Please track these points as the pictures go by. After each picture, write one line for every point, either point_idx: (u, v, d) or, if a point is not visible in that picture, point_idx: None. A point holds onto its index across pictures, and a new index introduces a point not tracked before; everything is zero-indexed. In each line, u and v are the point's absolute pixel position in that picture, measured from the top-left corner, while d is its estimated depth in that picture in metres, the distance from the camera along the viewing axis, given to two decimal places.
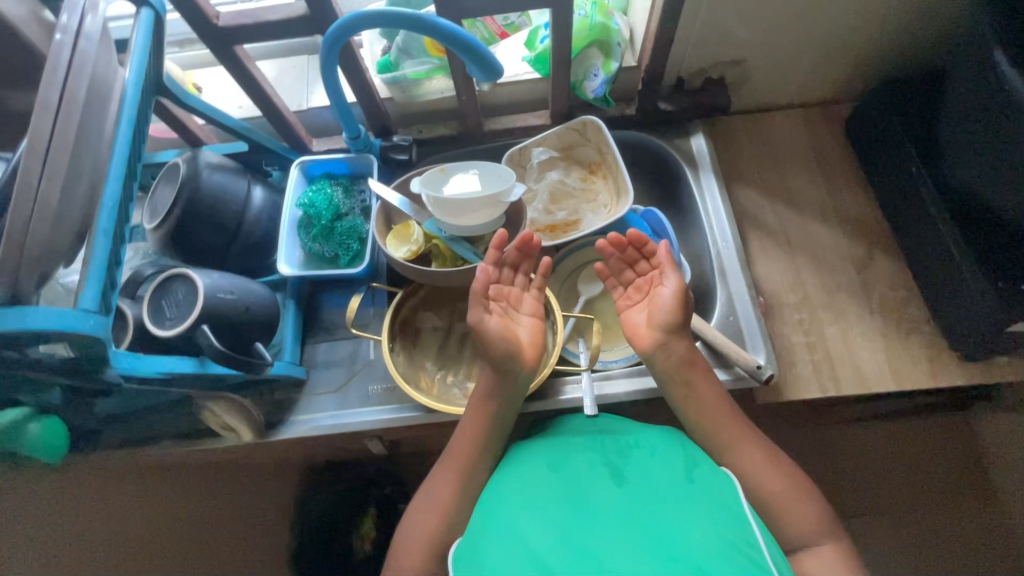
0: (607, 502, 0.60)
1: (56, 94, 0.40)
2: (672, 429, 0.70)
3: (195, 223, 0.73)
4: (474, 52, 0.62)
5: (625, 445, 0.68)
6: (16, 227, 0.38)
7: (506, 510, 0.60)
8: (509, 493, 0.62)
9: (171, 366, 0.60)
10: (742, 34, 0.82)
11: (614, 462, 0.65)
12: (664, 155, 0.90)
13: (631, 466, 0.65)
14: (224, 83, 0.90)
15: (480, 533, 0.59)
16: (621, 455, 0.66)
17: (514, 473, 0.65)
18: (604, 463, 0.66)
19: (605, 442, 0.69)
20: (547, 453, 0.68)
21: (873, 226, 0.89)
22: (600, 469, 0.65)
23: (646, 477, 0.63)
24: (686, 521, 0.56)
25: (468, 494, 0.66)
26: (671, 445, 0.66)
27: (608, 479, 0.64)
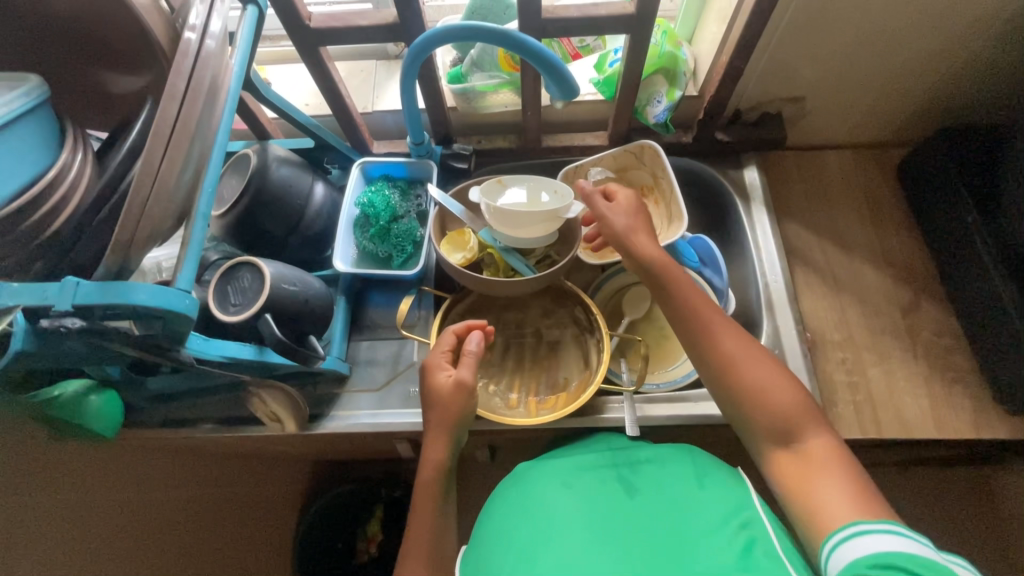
0: (620, 516, 0.62)
1: (184, 83, 0.42)
2: (687, 446, 0.69)
3: (261, 214, 0.75)
4: (554, 70, 0.64)
5: (636, 458, 0.68)
6: (136, 206, 0.40)
7: (517, 525, 0.62)
8: (527, 505, 0.64)
9: (234, 350, 0.61)
10: (806, 73, 0.83)
11: (624, 474, 0.66)
12: (716, 185, 0.91)
13: (641, 481, 0.66)
14: (297, 81, 0.93)
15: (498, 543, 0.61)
16: (632, 468, 0.67)
17: (531, 486, 0.67)
18: (615, 477, 0.66)
19: (614, 454, 0.69)
20: (557, 468, 0.68)
21: (920, 272, 0.89)
22: (611, 481, 0.66)
23: (659, 491, 0.64)
24: (705, 533, 0.57)
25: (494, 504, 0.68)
26: (681, 459, 0.67)
27: (619, 492, 0.65)
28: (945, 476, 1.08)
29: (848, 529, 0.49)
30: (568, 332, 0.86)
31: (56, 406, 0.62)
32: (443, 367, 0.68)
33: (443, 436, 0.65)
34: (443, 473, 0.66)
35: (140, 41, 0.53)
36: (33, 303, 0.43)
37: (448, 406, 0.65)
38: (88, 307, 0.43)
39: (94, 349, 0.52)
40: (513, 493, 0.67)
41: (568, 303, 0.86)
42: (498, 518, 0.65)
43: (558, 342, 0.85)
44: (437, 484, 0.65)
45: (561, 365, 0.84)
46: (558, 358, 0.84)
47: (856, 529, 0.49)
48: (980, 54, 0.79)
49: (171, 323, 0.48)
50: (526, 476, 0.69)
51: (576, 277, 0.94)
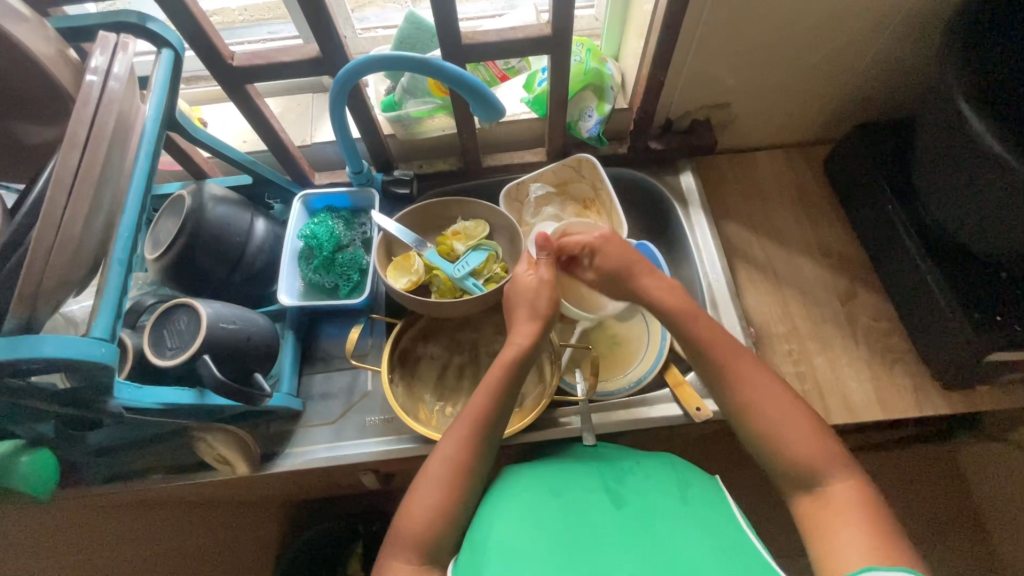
0: (607, 523, 0.60)
1: (85, 131, 0.42)
2: (675, 459, 0.70)
3: (198, 254, 0.74)
4: (479, 95, 0.65)
5: (622, 471, 0.68)
6: (38, 256, 0.40)
7: (506, 522, 0.60)
8: (510, 508, 0.62)
9: (170, 396, 0.59)
10: (726, 80, 0.87)
11: (612, 487, 0.66)
12: (654, 192, 0.94)
13: (627, 491, 0.65)
14: (232, 118, 0.93)
15: (484, 544, 0.58)
16: (618, 481, 0.67)
17: (515, 491, 0.64)
18: (603, 487, 0.66)
19: (602, 469, 0.69)
20: (542, 478, 0.67)
21: (854, 261, 0.93)
22: (597, 492, 0.65)
23: (644, 500, 0.63)
24: (686, 544, 0.56)
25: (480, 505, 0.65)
26: (665, 472, 0.67)
27: (606, 502, 0.63)
28: (912, 453, 1.10)
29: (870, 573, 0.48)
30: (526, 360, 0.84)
31: None
32: (529, 273, 0.71)
33: (528, 327, 0.67)
34: (523, 358, 0.66)
35: (47, 89, 0.52)
36: None
37: (537, 295, 0.69)
38: None
39: (11, 406, 0.50)
40: (495, 494, 0.65)
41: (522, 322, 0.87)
42: (486, 518, 0.61)
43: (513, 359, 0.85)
44: (511, 372, 0.66)
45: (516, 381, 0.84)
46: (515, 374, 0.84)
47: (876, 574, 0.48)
48: (882, 54, 0.84)
49: (91, 373, 0.46)
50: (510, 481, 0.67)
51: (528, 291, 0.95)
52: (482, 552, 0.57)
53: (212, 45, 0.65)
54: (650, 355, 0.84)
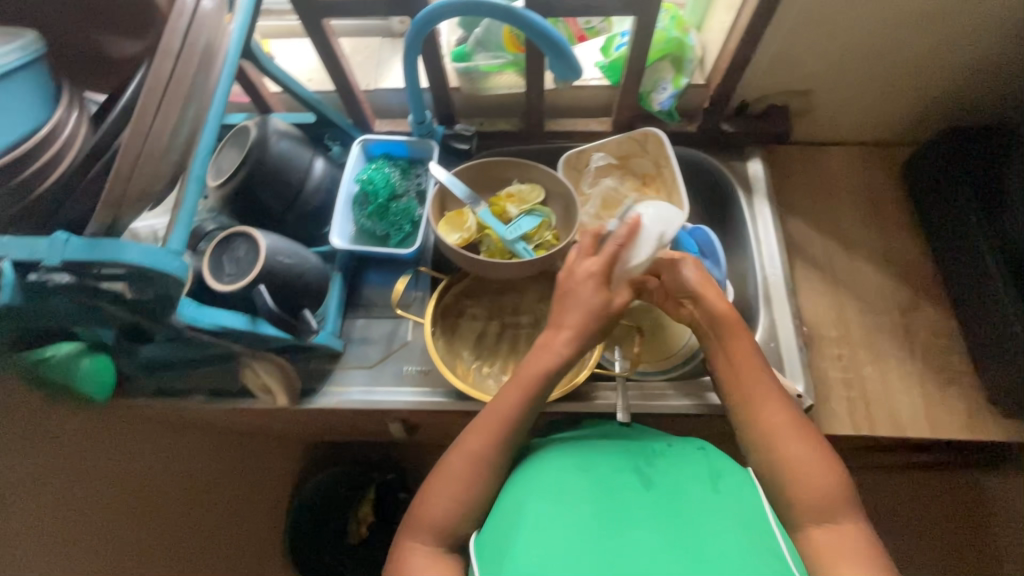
0: (634, 502, 0.60)
1: (179, 42, 0.42)
2: (708, 444, 0.69)
3: (259, 186, 0.75)
4: (558, 52, 0.63)
5: (651, 451, 0.67)
6: (127, 163, 0.40)
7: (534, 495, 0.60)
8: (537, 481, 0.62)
9: (226, 320, 0.61)
10: (813, 65, 0.83)
11: (641, 467, 0.65)
12: (718, 176, 0.91)
13: (656, 472, 0.64)
14: (300, 54, 0.93)
15: (511, 518, 0.59)
16: (647, 460, 0.66)
17: (543, 462, 0.65)
18: (631, 465, 0.65)
19: (632, 446, 0.68)
20: (570, 449, 0.67)
21: (921, 271, 0.89)
22: (626, 470, 0.64)
23: (673, 484, 0.62)
24: (715, 535, 0.55)
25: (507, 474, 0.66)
26: (696, 456, 0.66)
27: (634, 481, 0.63)
28: (940, 477, 1.08)
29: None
30: None
31: (47, 366, 0.63)
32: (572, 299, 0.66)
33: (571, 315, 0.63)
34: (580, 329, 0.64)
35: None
36: (23, 259, 0.42)
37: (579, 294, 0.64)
38: (79, 264, 0.43)
39: (82, 310, 0.51)
40: (524, 464, 0.66)
41: None
42: (515, 491, 0.62)
43: None
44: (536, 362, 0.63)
45: None
46: None
47: None
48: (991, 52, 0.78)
49: (162, 286, 0.48)
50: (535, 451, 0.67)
51: None
52: (509, 526, 0.58)
53: None
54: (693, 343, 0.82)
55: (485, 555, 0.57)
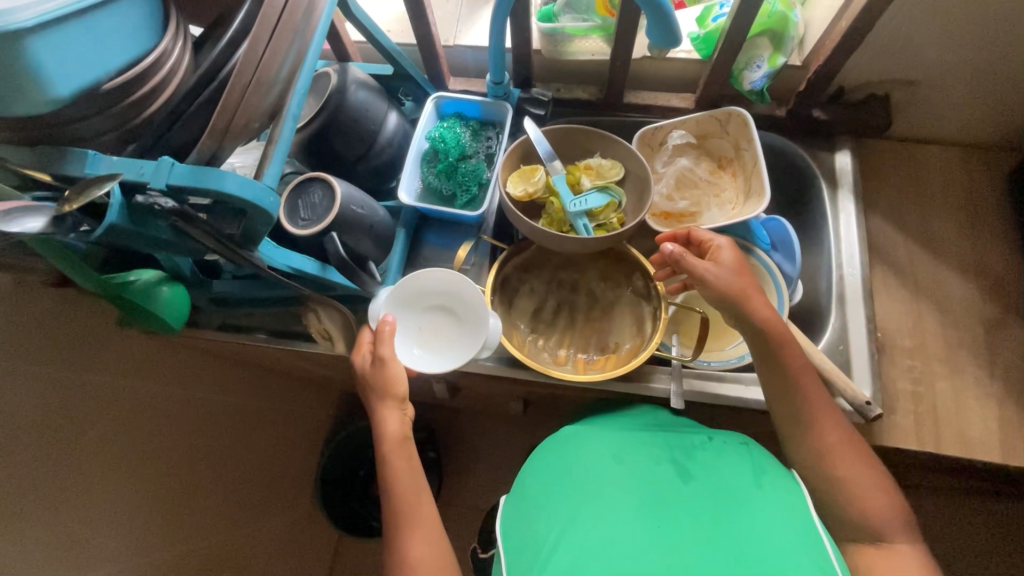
0: (670, 496, 0.59)
1: None
2: (753, 443, 0.66)
3: (335, 135, 0.75)
4: (660, 14, 0.59)
5: (692, 444, 0.66)
6: (236, 91, 0.41)
7: (560, 490, 0.61)
8: (567, 474, 0.62)
9: (300, 263, 0.62)
10: (927, 52, 0.76)
11: (679, 458, 0.64)
12: (801, 167, 0.86)
13: (697, 465, 0.63)
14: (382, 3, 0.92)
15: (538, 511, 0.61)
16: (687, 453, 0.64)
17: (575, 453, 0.65)
18: (669, 457, 0.64)
19: (670, 438, 0.67)
20: (605, 438, 0.66)
21: (1013, 288, 0.82)
22: (664, 463, 0.63)
23: (715, 479, 0.61)
24: (761, 530, 0.54)
25: (535, 462, 0.67)
26: (742, 453, 0.64)
27: (673, 475, 0.62)
28: (991, 506, 1.03)
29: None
30: (623, 298, 0.83)
31: (128, 293, 0.64)
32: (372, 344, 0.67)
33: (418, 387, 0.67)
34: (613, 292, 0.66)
35: None
36: (132, 179, 0.43)
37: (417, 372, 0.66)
38: (179, 190, 0.43)
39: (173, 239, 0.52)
40: (557, 453, 0.66)
41: (626, 268, 0.83)
42: (543, 483, 0.63)
43: (612, 306, 0.83)
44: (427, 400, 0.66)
45: (612, 329, 0.82)
46: (611, 321, 0.83)
47: None
48: None
49: (252, 220, 0.48)
50: (566, 439, 0.67)
51: (637, 244, 0.91)
52: (538, 519, 0.60)
53: None
54: None
55: (514, 548, 0.60)
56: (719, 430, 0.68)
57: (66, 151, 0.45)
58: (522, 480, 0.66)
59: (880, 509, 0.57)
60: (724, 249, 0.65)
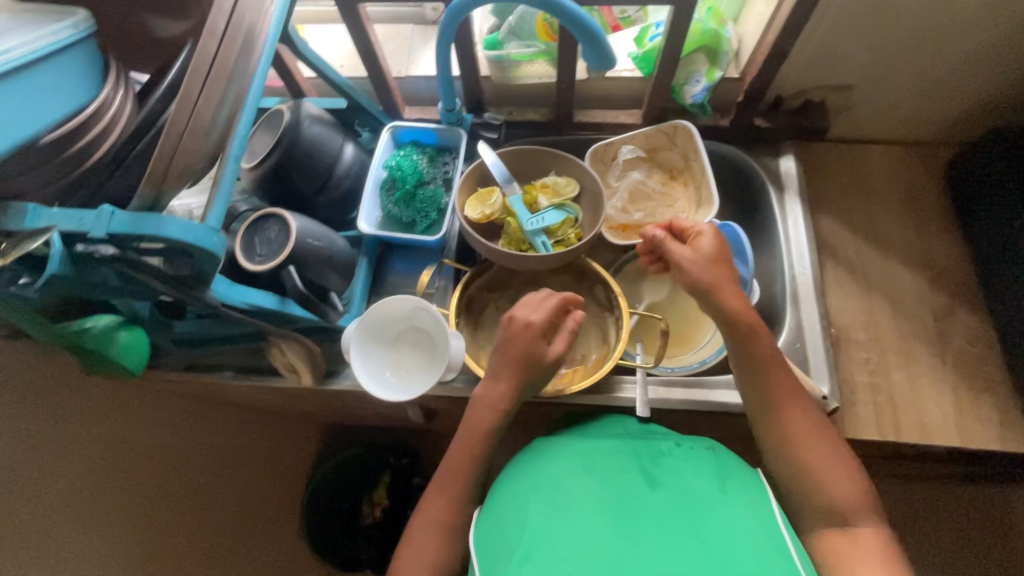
0: (639, 503, 0.59)
1: (223, 22, 0.44)
2: (720, 449, 0.68)
3: (290, 170, 0.76)
4: (593, 39, 0.62)
5: (660, 452, 0.66)
6: (172, 139, 0.42)
7: (532, 504, 0.60)
8: (536, 490, 0.62)
9: (258, 299, 0.63)
10: (854, 59, 0.81)
11: (647, 466, 0.64)
12: (749, 173, 0.89)
13: (664, 472, 0.63)
14: (333, 39, 0.94)
15: (510, 523, 0.60)
16: (655, 460, 0.65)
17: (548, 465, 0.65)
18: (638, 465, 0.64)
19: (640, 445, 0.67)
20: (577, 451, 0.66)
21: (958, 277, 0.86)
22: (633, 471, 0.63)
23: (681, 484, 0.61)
24: (726, 535, 0.55)
25: (508, 477, 0.67)
26: (708, 460, 0.65)
27: (641, 482, 0.62)
28: (963, 488, 1.06)
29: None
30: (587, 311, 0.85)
31: (85, 339, 0.63)
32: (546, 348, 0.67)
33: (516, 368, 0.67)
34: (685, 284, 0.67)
35: None
36: (69, 229, 0.44)
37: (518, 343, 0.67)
38: (121, 237, 0.44)
39: (121, 285, 0.52)
40: (530, 467, 0.66)
41: (588, 282, 0.85)
42: (515, 497, 0.62)
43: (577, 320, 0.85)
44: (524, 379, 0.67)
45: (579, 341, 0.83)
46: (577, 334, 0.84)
47: None
48: None
49: (198, 262, 0.49)
50: (541, 453, 0.68)
51: (598, 257, 0.93)
52: (510, 532, 0.59)
53: None
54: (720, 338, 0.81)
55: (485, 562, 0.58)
56: (687, 437, 0.69)
57: (6, 205, 0.45)
58: (496, 494, 0.65)
59: (839, 493, 0.58)
60: (706, 235, 0.68)
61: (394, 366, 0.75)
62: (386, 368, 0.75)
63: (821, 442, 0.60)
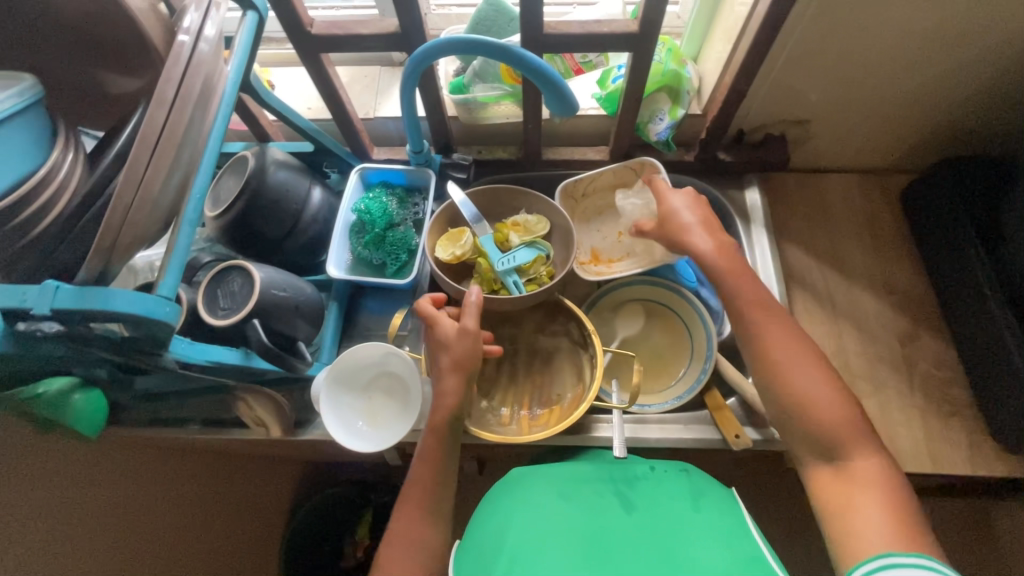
0: (615, 525, 0.59)
1: (173, 90, 0.42)
2: (693, 470, 0.68)
3: (256, 217, 0.74)
4: (554, 87, 0.63)
5: (633, 476, 0.67)
6: (117, 213, 0.40)
7: (514, 525, 0.60)
8: (517, 514, 0.61)
9: (220, 356, 0.61)
10: (809, 96, 0.83)
11: (621, 490, 0.65)
12: (715, 205, 0.91)
13: (638, 495, 0.64)
14: (299, 82, 0.94)
15: (491, 545, 0.58)
16: (629, 485, 0.66)
17: (530, 490, 0.65)
18: (613, 489, 0.65)
19: (614, 469, 0.68)
20: (556, 480, 0.67)
21: (920, 301, 0.88)
22: (608, 496, 0.64)
23: (655, 506, 0.62)
24: (699, 550, 0.54)
25: (490, 505, 0.66)
26: (680, 481, 0.66)
27: (616, 506, 0.62)
28: (942, 505, 1.07)
29: (878, 559, 0.48)
30: (562, 350, 0.84)
31: (38, 404, 0.61)
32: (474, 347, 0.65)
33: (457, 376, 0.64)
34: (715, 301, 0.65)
35: (136, 44, 0.53)
36: (12, 306, 0.42)
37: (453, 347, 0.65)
38: (67, 313, 0.42)
39: (70, 354, 0.50)
40: (512, 494, 0.65)
41: (562, 320, 0.85)
42: (497, 522, 0.62)
43: (552, 359, 0.84)
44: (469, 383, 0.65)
45: (555, 381, 0.83)
46: (552, 372, 0.83)
47: (883, 561, 0.47)
48: (984, 83, 0.79)
49: (151, 330, 0.47)
50: (524, 481, 0.67)
51: (571, 292, 0.93)
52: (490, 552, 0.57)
53: (295, 12, 0.65)
54: (694, 372, 0.81)
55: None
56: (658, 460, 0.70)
57: None
58: (478, 523, 0.64)
59: (839, 427, 0.55)
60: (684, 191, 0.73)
61: (366, 416, 0.73)
62: (358, 419, 0.73)
63: (854, 433, 0.55)
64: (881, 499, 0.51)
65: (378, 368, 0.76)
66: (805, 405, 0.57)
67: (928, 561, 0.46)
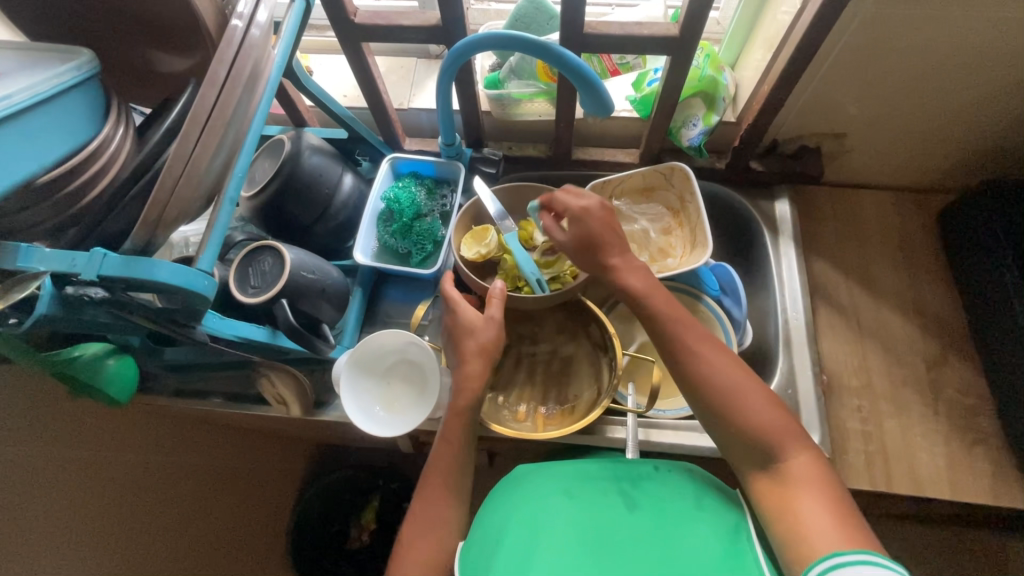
0: (617, 528, 0.59)
1: (225, 72, 0.44)
2: (694, 466, 0.66)
3: (289, 200, 0.76)
4: (590, 87, 0.63)
5: (638, 474, 0.65)
6: (165, 188, 0.42)
7: (511, 527, 0.60)
8: (514, 516, 0.61)
9: (247, 332, 0.63)
10: (848, 109, 0.82)
11: (626, 490, 0.63)
12: (744, 215, 0.90)
13: (643, 494, 0.63)
14: (338, 69, 0.95)
15: (490, 546, 0.58)
16: (633, 483, 0.64)
17: (528, 490, 0.65)
18: (616, 488, 0.64)
19: (617, 466, 0.67)
20: (557, 478, 0.66)
21: (950, 324, 0.86)
22: (613, 495, 0.63)
23: (659, 508, 0.61)
24: (703, 559, 0.53)
25: (491, 503, 0.66)
26: (684, 478, 0.64)
27: (621, 506, 0.62)
28: (959, 534, 1.04)
29: (828, 560, 0.45)
30: (580, 350, 0.84)
31: (74, 368, 0.63)
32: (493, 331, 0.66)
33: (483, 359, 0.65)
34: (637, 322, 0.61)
35: (189, 26, 0.55)
36: (62, 271, 0.44)
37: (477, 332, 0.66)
38: (111, 279, 0.44)
39: (110, 320, 0.52)
40: (512, 493, 0.65)
41: (583, 321, 0.85)
42: (495, 522, 0.62)
43: (570, 359, 0.85)
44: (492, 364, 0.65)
45: (571, 380, 0.83)
46: (569, 372, 0.84)
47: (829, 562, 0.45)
48: None
49: (187, 302, 0.49)
50: (519, 480, 0.67)
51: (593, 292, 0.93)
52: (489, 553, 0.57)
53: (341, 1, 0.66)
54: None
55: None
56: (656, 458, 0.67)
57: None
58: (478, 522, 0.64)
59: (777, 437, 0.53)
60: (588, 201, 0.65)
61: (384, 401, 0.74)
62: (376, 404, 0.74)
63: (788, 432, 0.53)
64: (824, 497, 0.49)
65: (397, 355, 0.77)
66: (747, 409, 0.54)
67: (876, 557, 0.44)
